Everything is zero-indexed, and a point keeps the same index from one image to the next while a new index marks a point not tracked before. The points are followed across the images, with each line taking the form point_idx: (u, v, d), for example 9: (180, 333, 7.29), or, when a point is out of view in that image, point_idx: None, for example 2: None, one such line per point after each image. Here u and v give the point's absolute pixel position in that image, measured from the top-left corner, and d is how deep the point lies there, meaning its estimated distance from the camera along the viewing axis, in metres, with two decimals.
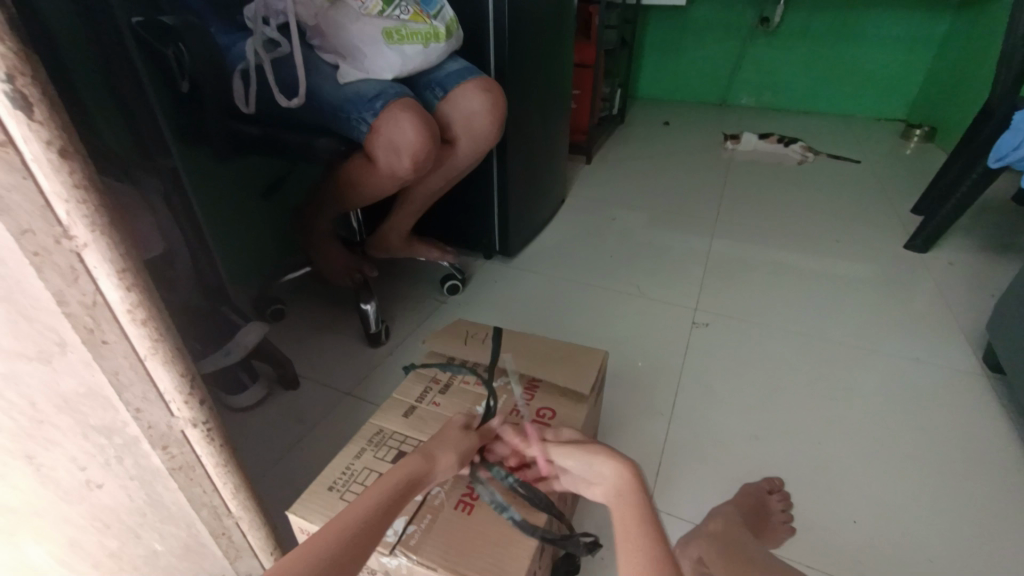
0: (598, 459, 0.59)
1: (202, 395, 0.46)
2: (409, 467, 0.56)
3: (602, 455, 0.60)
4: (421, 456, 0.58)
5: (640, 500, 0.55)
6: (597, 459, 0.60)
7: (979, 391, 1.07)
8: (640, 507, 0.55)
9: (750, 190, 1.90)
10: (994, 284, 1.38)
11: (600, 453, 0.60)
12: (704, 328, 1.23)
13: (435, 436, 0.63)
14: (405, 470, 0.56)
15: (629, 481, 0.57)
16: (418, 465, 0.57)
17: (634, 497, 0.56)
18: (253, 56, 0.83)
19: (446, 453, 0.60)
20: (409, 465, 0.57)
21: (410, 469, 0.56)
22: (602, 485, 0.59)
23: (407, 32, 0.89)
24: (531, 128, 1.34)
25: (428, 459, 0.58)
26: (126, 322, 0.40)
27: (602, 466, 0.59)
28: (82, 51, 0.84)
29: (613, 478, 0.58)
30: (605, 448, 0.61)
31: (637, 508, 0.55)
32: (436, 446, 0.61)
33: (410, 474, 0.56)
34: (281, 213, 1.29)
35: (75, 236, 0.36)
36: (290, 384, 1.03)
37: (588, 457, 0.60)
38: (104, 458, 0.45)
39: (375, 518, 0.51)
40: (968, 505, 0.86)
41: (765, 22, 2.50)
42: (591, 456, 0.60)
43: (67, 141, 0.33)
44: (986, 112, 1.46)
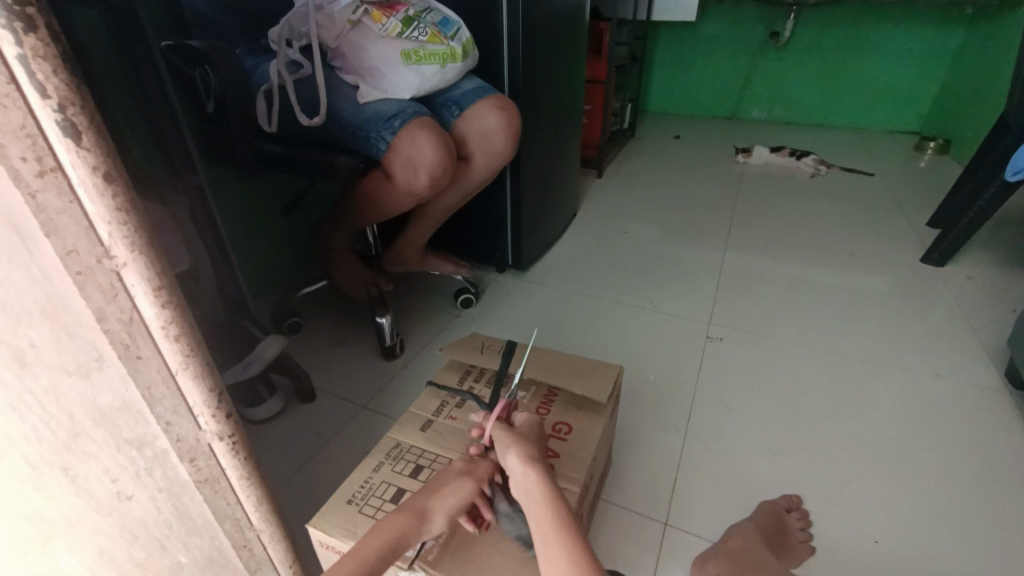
0: (511, 455, 0.59)
1: (228, 409, 0.47)
2: (393, 527, 0.53)
3: (515, 450, 0.59)
4: (409, 514, 0.55)
5: (550, 492, 0.55)
6: (509, 453, 0.59)
7: (1002, 407, 1.05)
8: (552, 501, 0.54)
9: (763, 204, 1.89)
10: (1014, 298, 1.37)
11: (515, 447, 0.60)
12: (718, 342, 1.23)
13: (431, 483, 0.59)
14: (389, 530, 0.53)
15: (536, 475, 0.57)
16: (404, 524, 0.54)
17: (544, 489, 0.55)
18: (276, 77, 0.86)
19: (437, 505, 0.56)
20: (394, 524, 0.54)
21: (395, 529, 0.53)
22: (515, 481, 0.57)
23: (424, 53, 0.91)
24: (544, 143, 1.36)
25: (417, 517, 0.55)
26: (160, 337, 0.41)
27: (512, 461, 0.59)
28: (114, 74, 0.87)
29: (523, 474, 0.57)
30: (517, 442, 0.60)
31: (545, 502, 0.54)
32: (427, 497, 0.57)
33: (395, 535, 0.53)
34: (298, 228, 1.32)
35: (116, 255, 0.37)
36: (307, 397, 1.04)
37: (504, 453, 0.60)
38: (135, 470, 0.46)
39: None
40: (994, 525, 0.85)
41: (775, 37, 2.51)
42: (505, 452, 0.60)
43: (111, 166, 0.35)
44: (1002, 125, 1.45)
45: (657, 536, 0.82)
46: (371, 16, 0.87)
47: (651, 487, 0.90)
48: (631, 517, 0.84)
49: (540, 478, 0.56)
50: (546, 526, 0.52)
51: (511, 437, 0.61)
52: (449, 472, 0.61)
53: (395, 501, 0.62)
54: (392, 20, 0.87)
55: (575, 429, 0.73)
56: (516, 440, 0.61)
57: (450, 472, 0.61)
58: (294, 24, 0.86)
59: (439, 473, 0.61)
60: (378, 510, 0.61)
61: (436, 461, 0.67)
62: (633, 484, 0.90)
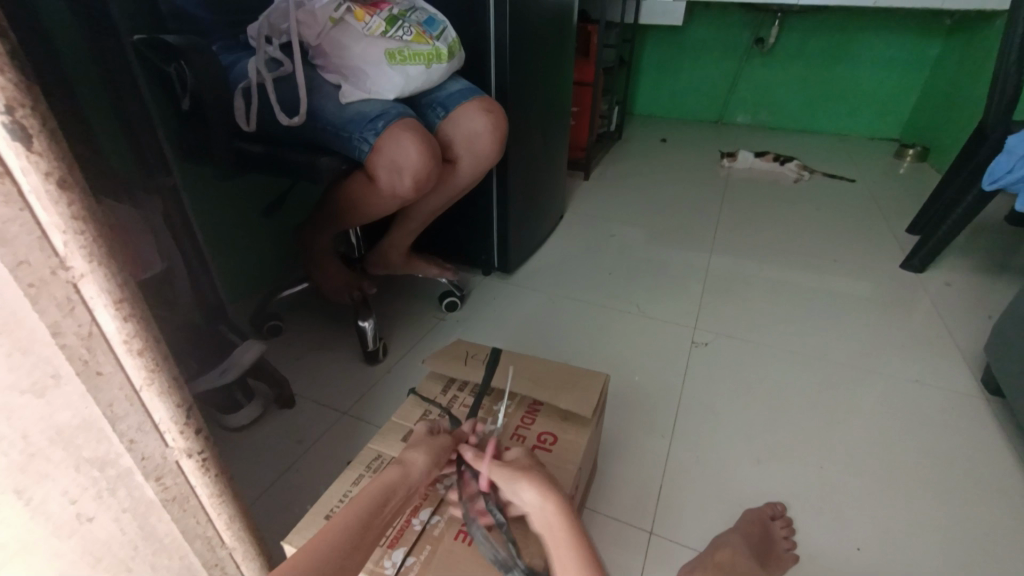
0: (525, 489, 0.57)
1: (199, 425, 0.45)
2: (380, 481, 0.56)
3: (534, 483, 0.57)
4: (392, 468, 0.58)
5: (569, 531, 0.54)
6: (522, 487, 0.57)
7: (979, 413, 1.07)
8: (574, 545, 0.53)
9: (748, 208, 1.91)
10: (991, 304, 1.39)
11: (531, 481, 0.57)
12: (703, 347, 1.23)
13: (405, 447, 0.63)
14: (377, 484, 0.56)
15: (559, 510, 0.55)
16: (390, 477, 0.57)
17: (566, 530, 0.54)
18: (255, 75, 0.83)
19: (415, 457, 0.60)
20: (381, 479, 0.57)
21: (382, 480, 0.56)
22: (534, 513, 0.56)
23: (409, 53, 0.89)
24: (531, 145, 1.35)
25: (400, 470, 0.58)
26: (122, 352, 0.39)
27: (530, 497, 0.56)
28: (84, 68, 0.84)
29: (542, 509, 0.56)
30: (529, 474, 0.58)
31: (568, 545, 0.53)
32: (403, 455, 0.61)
33: (383, 485, 0.56)
34: (279, 229, 1.28)
35: (73, 267, 0.35)
36: (287, 403, 1.01)
37: (516, 487, 0.57)
38: (97, 489, 0.44)
39: (351, 538, 0.51)
40: (973, 532, 0.85)
41: (760, 43, 2.54)
42: (517, 487, 0.57)
43: (66, 172, 0.33)
44: (980, 134, 1.47)
45: (643, 545, 0.81)
46: (353, 14, 0.84)
47: (637, 494, 0.89)
48: (616, 527, 0.83)
49: (559, 514, 0.55)
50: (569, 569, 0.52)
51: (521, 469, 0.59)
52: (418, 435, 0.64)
53: None
54: (376, 19, 0.85)
55: (559, 439, 0.72)
56: (529, 471, 0.58)
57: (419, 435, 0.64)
58: (275, 21, 0.84)
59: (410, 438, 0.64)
60: None
61: None
62: (619, 492, 0.89)
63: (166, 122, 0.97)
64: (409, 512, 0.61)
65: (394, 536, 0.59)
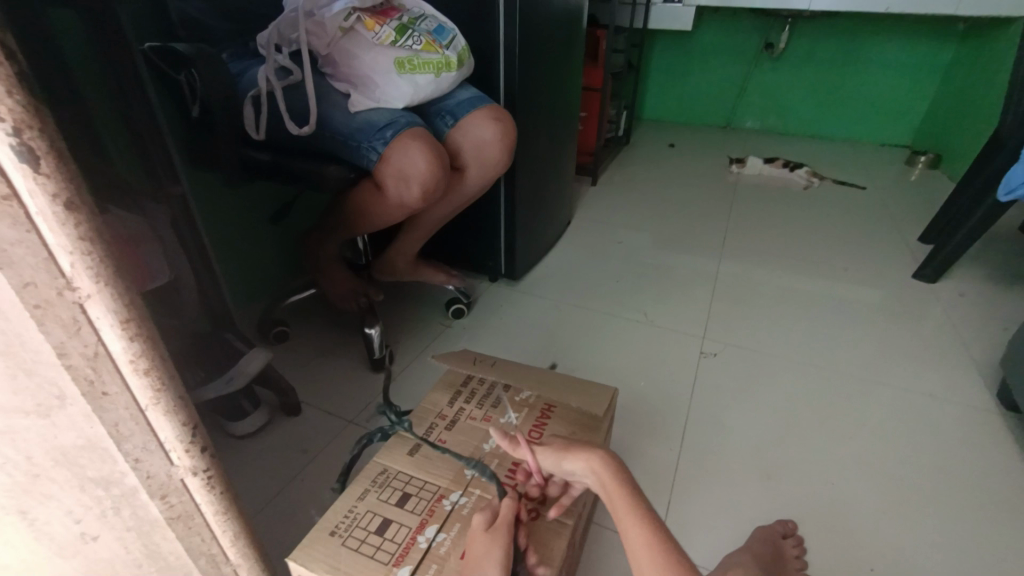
0: (569, 458, 0.62)
1: (205, 443, 0.44)
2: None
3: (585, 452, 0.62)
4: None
5: (623, 489, 0.58)
6: (567, 459, 0.62)
7: (994, 428, 1.04)
8: (632, 503, 0.57)
9: (756, 214, 1.89)
10: (1005, 315, 1.37)
11: (577, 453, 0.62)
12: (712, 357, 1.21)
13: (468, 560, 0.56)
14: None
15: (608, 468, 0.60)
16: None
17: (622, 490, 0.58)
18: (264, 83, 0.83)
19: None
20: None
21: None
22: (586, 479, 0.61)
23: (418, 62, 0.89)
24: (539, 152, 1.34)
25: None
26: (128, 372, 0.38)
27: (578, 466, 0.61)
28: (94, 79, 0.85)
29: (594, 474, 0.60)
30: (575, 447, 0.63)
31: (627, 502, 0.57)
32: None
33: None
34: (287, 234, 1.29)
35: (79, 287, 0.35)
36: (292, 411, 1.01)
37: (562, 464, 0.63)
38: (101, 510, 0.44)
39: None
40: (989, 553, 0.83)
41: (770, 48, 2.52)
42: (563, 462, 0.62)
43: (74, 194, 0.33)
44: (994, 143, 1.45)
45: None
46: (363, 24, 0.84)
47: None
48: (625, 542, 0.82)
49: (610, 474, 0.60)
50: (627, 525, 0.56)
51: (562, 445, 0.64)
52: (479, 536, 0.57)
53: (381, 533, 0.60)
54: (385, 28, 0.85)
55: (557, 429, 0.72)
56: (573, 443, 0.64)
57: (480, 538, 0.57)
58: (284, 30, 0.83)
59: (472, 542, 0.57)
60: (363, 542, 0.59)
61: (425, 488, 0.65)
62: None
63: (176, 130, 0.97)
64: (414, 528, 0.61)
65: (400, 553, 0.58)
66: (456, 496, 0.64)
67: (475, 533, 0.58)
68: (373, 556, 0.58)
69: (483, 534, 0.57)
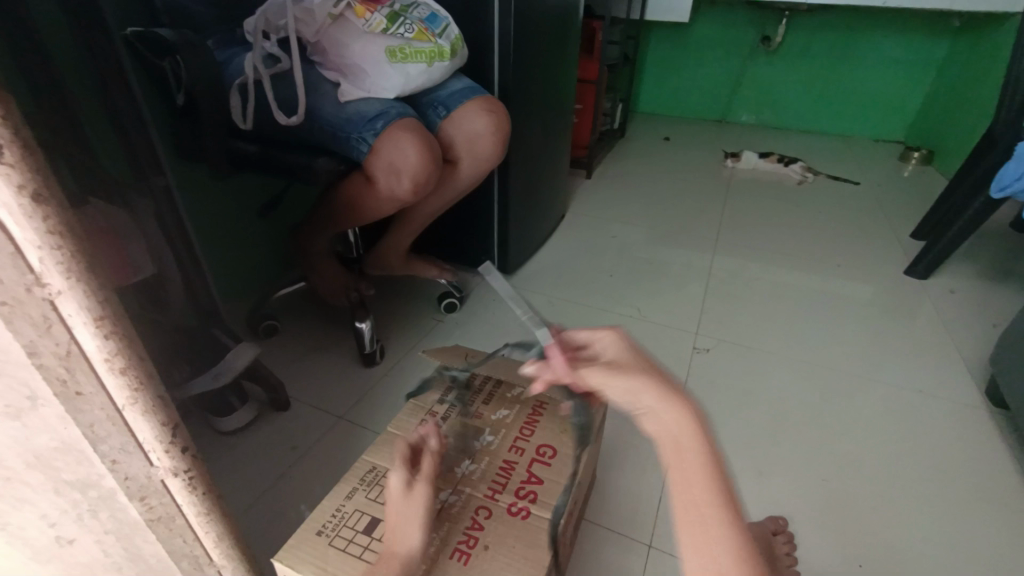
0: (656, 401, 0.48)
1: (186, 443, 0.43)
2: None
3: (678, 395, 0.48)
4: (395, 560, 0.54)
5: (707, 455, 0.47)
6: (648, 400, 0.48)
7: (983, 425, 1.05)
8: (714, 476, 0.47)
9: (750, 209, 1.88)
10: (995, 312, 1.37)
11: (673, 401, 0.47)
12: (705, 353, 1.21)
13: (390, 522, 0.58)
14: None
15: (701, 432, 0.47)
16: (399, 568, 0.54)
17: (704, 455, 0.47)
18: (251, 72, 0.81)
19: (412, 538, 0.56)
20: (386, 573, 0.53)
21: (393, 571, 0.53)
22: (665, 427, 0.47)
23: (410, 51, 0.87)
24: (533, 144, 1.32)
25: (403, 556, 0.55)
26: (104, 371, 0.37)
27: (666, 414, 0.47)
28: (74, 66, 0.82)
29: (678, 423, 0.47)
30: (665, 384, 0.48)
31: (706, 463, 0.47)
32: (396, 537, 0.56)
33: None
34: (276, 227, 1.26)
35: (49, 284, 0.33)
36: (282, 407, 1.00)
37: (635, 391, 0.48)
38: (77, 512, 0.43)
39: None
40: (977, 549, 0.84)
41: (766, 41, 2.50)
42: (636, 389, 0.48)
43: (41, 186, 0.31)
44: (988, 140, 1.45)
45: (642, 559, 0.79)
46: (354, 11, 0.82)
47: (636, 506, 0.87)
48: (615, 539, 0.82)
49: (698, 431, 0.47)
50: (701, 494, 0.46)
51: (643, 375, 0.49)
52: (399, 499, 0.59)
53: (368, 533, 0.59)
54: (376, 16, 0.82)
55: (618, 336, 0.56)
56: (657, 373, 0.50)
57: (400, 499, 0.59)
58: (272, 17, 0.81)
59: (391, 505, 0.58)
60: (351, 543, 0.58)
61: None
62: (618, 502, 0.88)
63: (161, 119, 0.95)
64: None
65: None
66: (445, 495, 0.64)
67: (393, 496, 0.59)
68: (361, 556, 0.57)
69: (403, 494, 0.59)
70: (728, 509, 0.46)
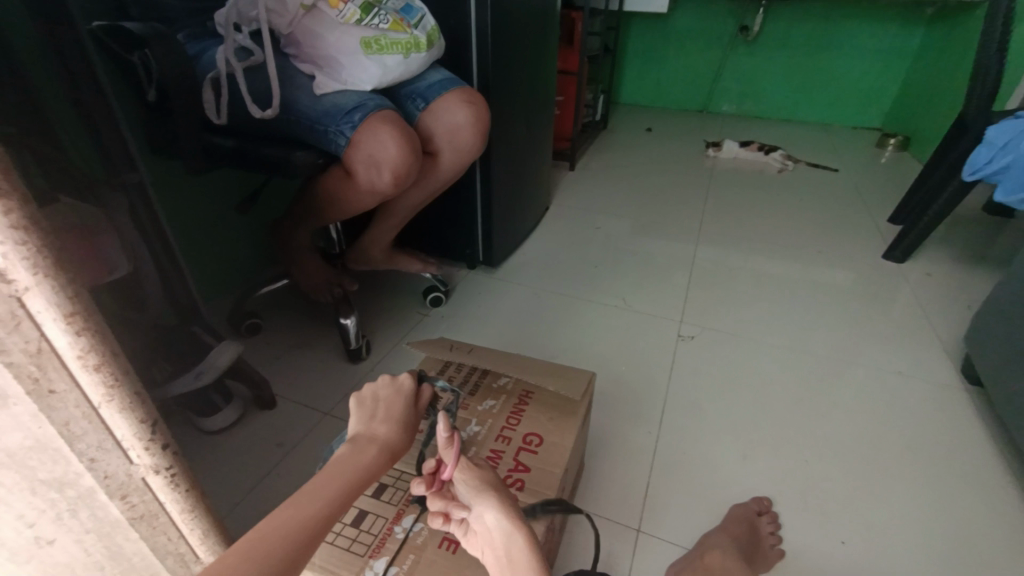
0: (485, 506, 0.49)
1: (165, 440, 0.44)
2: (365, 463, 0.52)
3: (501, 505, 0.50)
4: (375, 448, 0.54)
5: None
6: (483, 506, 0.50)
7: (958, 403, 1.08)
8: (529, 544, 0.48)
9: (733, 198, 1.91)
10: (970, 293, 1.41)
11: (494, 505, 0.50)
12: (689, 340, 1.22)
13: (384, 413, 0.57)
14: (359, 465, 0.52)
15: (518, 532, 0.48)
16: (375, 460, 0.53)
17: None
18: (224, 65, 0.79)
19: (396, 436, 0.56)
20: (362, 459, 0.52)
21: (365, 462, 0.52)
22: (489, 536, 0.49)
23: (386, 42, 0.86)
24: (515, 135, 1.32)
25: (380, 449, 0.54)
26: (77, 368, 0.37)
27: (497, 521, 0.49)
28: (40, 64, 0.81)
29: (507, 540, 0.48)
30: (497, 499, 0.50)
31: (526, 562, 0.47)
32: (387, 429, 0.56)
33: (370, 470, 0.52)
34: (257, 224, 1.25)
35: (14, 280, 0.33)
36: (267, 405, 0.98)
37: (478, 507, 0.50)
38: (56, 512, 0.43)
39: (319, 522, 0.46)
40: (953, 524, 0.86)
41: (745, 31, 2.52)
42: (479, 509, 0.50)
43: (4, 179, 0.31)
44: (959, 125, 1.48)
45: (630, 544, 0.80)
46: (327, 1, 0.80)
47: (624, 492, 0.88)
48: (604, 525, 0.83)
49: (528, 559, 0.47)
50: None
51: (483, 488, 0.51)
52: (402, 397, 0.60)
53: (356, 525, 0.60)
54: (350, 6, 0.80)
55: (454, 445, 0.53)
56: (492, 490, 0.51)
57: (404, 399, 0.60)
58: (243, 8, 0.79)
59: (389, 400, 0.59)
60: (337, 535, 0.59)
61: (400, 478, 0.65)
62: (605, 489, 0.89)
63: (135, 118, 0.94)
64: (391, 518, 0.61)
65: (376, 545, 0.58)
66: None
67: (396, 395, 0.60)
68: (349, 548, 0.58)
69: (408, 398, 0.60)
70: None
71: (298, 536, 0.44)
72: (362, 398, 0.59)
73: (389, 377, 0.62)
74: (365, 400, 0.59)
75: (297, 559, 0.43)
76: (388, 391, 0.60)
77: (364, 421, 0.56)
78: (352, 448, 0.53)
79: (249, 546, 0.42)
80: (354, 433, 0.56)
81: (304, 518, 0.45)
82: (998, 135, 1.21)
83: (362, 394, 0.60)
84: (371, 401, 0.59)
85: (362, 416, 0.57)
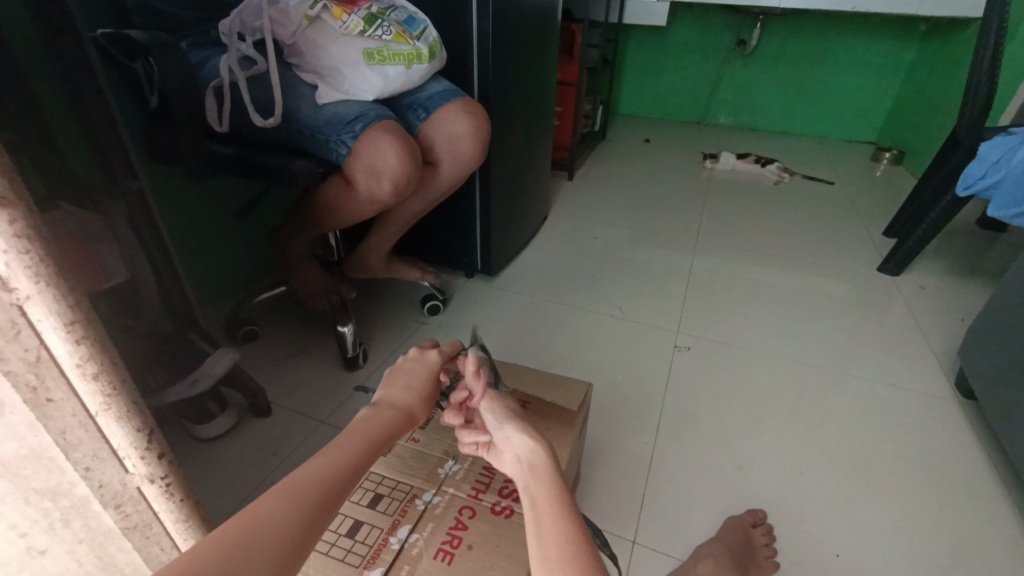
0: (510, 428, 0.59)
1: (161, 449, 0.44)
2: (384, 423, 0.58)
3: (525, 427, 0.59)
4: (393, 413, 0.60)
5: (556, 482, 0.54)
6: (508, 427, 0.59)
7: (953, 416, 1.08)
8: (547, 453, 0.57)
9: (729, 209, 1.92)
10: (964, 306, 1.42)
11: (519, 426, 0.59)
12: (686, 351, 1.22)
13: (405, 381, 0.65)
14: (377, 424, 0.58)
15: (541, 445, 0.57)
16: (393, 422, 0.59)
17: (547, 482, 0.54)
18: (227, 74, 0.79)
19: (416, 404, 0.63)
20: (380, 418, 0.59)
21: (385, 423, 0.58)
22: (514, 452, 0.57)
23: (388, 53, 0.87)
24: (514, 145, 1.33)
25: (397, 414, 0.60)
26: (75, 377, 0.37)
27: (522, 438, 0.58)
28: (42, 70, 0.81)
29: (529, 451, 0.57)
30: (521, 422, 0.60)
31: (548, 470, 0.55)
32: (408, 397, 0.63)
33: (388, 431, 0.58)
34: (256, 230, 1.25)
35: (16, 288, 0.33)
36: (263, 412, 0.98)
37: (505, 428, 0.59)
38: (49, 522, 0.43)
39: (344, 471, 0.51)
40: (948, 537, 0.86)
41: (742, 45, 2.55)
42: (505, 429, 0.59)
43: (7, 187, 0.32)
44: (953, 140, 1.50)
45: (626, 554, 0.80)
46: (330, 13, 0.81)
47: (620, 502, 0.88)
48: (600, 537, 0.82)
49: (548, 464, 0.56)
50: (546, 529, 0.50)
51: (508, 415, 0.61)
52: (428, 368, 0.67)
53: (351, 535, 0.60)
54: (353, 18, 0.82)
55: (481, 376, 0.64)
56: (516, 417, 0.61)
57: (428, 369, 0.67)
58: (247, 19, 0.81)
59: (414, 370, 0.66)
60: (333, 545, 0.59)
61: (396, 488, 0.65)
62: (601, 498, 0.88)
63: (135, 123, 0.94)
64: (386, 529, 0.60)
65: (372, 555, 0.58)
66: (429, 496, 0.64)
67: (422, 367, 0.67)
68: (343, 559, 0.58)
69: (432, 368, 0.68)
70: (563, 496, 0.52)
71: (326, 483, 0.49)
72: (393, 370, 0.67)
73: (418, 350, 0.70)
74: (397, 368, 0.67)
75: (326, 503, 0.47)
76: (416, 361, 0.68)
77: (386, 390, 0.63)
78: (373, 411, 0.60)
79: (284, 491, 0.47)
80: (377, 399, 0.62)
81: (330, 471, 0.50)
82: (990, 150, 1.23)
83: (394, 367, 0.67)
84: (398, 370, 0.66)
85: (387, 384, 0.64)
